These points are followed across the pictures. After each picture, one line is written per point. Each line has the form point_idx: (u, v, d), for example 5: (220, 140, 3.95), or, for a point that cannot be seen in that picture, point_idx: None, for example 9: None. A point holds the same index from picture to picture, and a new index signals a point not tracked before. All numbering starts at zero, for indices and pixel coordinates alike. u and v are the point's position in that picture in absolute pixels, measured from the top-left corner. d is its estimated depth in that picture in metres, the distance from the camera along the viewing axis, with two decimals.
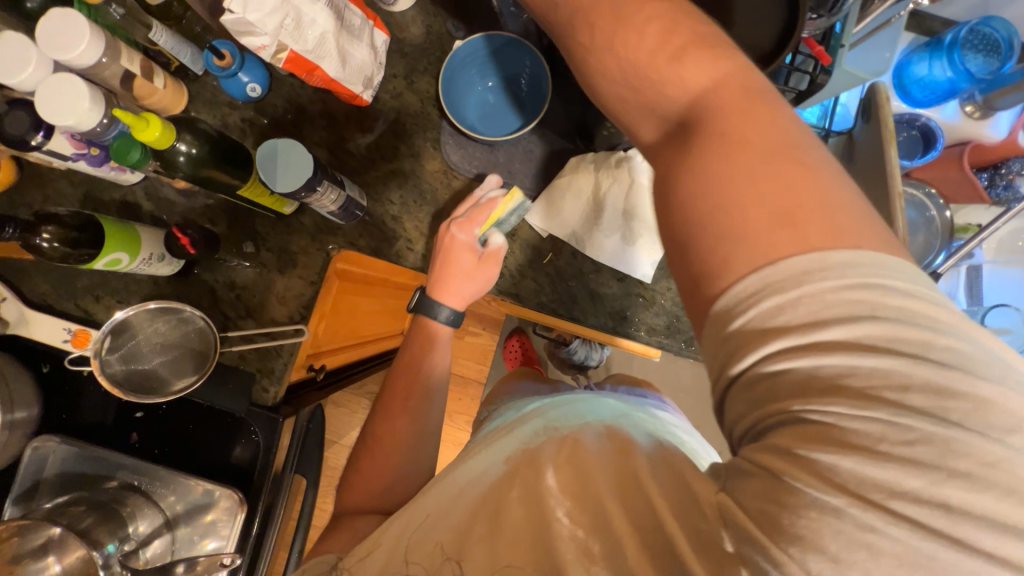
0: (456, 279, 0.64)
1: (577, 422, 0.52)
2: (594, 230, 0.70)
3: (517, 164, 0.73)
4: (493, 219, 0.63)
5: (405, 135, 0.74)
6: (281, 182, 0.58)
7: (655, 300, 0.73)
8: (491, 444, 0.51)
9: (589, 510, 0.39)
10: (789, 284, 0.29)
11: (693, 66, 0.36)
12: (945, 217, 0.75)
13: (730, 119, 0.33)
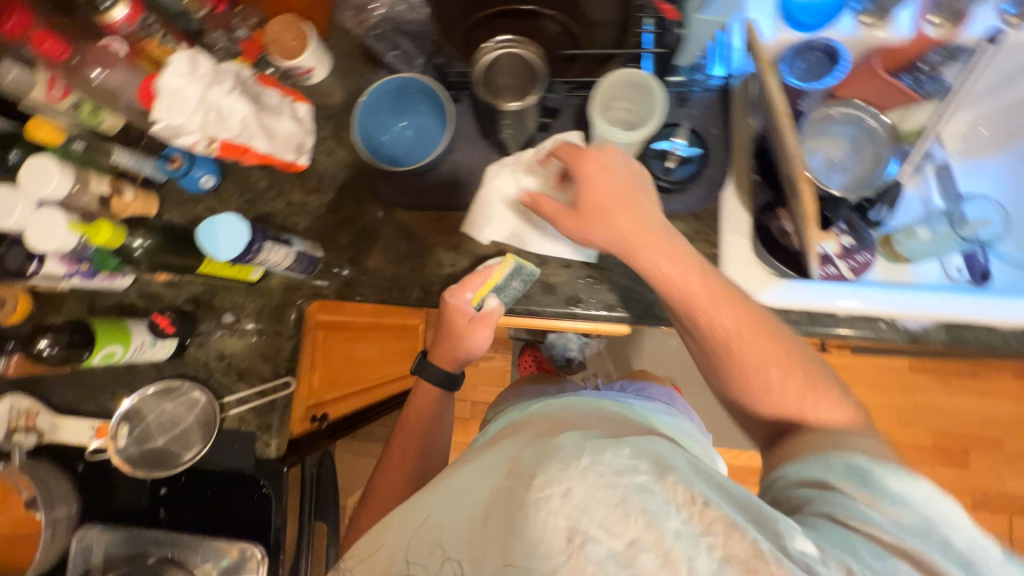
0: (452, 339, 0.73)
1: (612, 420, 0.53)
2: (531, 226, 0.73)
3: (446, 183, 0.76)
4: (487, 285, 0.69)
5: (345, 185, 0.81)
6: (223, 250, 0.64)
7: (606, 279, 0.74)
8: (500, 443, 0.53)
9: (624, 515, 0.37)
10: (914, 486, 0.40)
11: (815, 402, 0.53)
12: (886, 124, 0.79)
13: (818, 406, 0.52)
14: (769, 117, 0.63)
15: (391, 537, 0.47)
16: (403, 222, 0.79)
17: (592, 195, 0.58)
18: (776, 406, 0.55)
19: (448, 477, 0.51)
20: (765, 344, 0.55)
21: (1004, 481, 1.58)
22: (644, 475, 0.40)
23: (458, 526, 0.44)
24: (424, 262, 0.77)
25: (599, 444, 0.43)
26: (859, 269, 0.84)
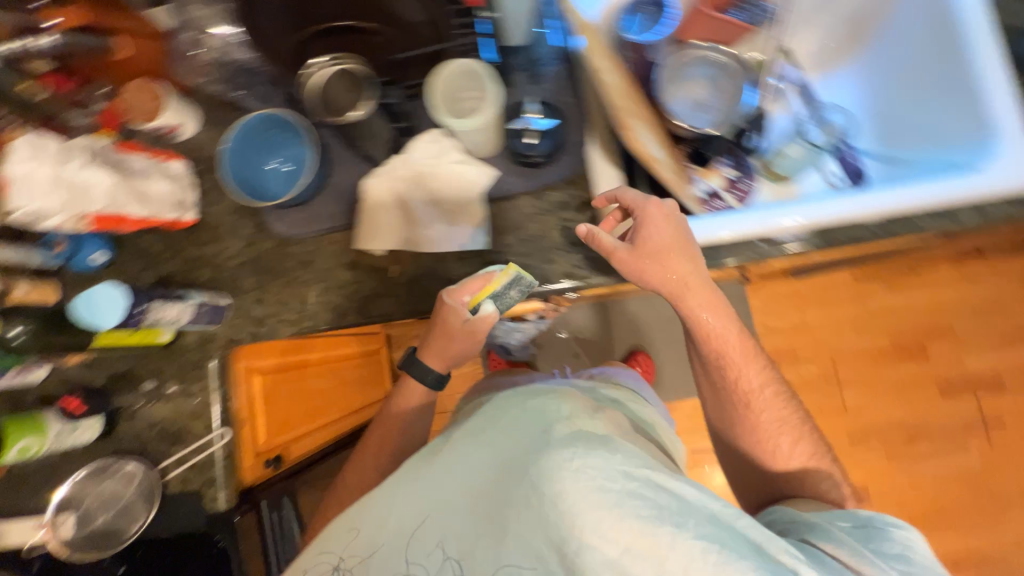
0: (445, 342, 0.75)
1: (600, 421, 0.64)
2: (417, 227, 0.76)
3: (332, 206, 0.79)
4: (484, 291, 0.71)
5: (238, 230, 0.82)
6: (108, 319, 0.68)
7: (502, 260, 0.76)
8: (482, 436, 0.64)
9: (616, 540, 0.50)
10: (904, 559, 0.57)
11: (801, 453, 0.76)
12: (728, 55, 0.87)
13: (800, 454, 0.76)
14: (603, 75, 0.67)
15: (386, 533, 0.59)
16: (300, 251, 0.80)
17: (657, 239, 0.67)
18: (777, 447, 0.77)
19: (434, 465, 0.63)
20: (774, 408, 0.76)
21: (965, 362, 1.65)
22: (628, 489, 0.52)
23: (459, 520, 0.57)
24: (329, 285, 0.79)
25: (600, 465, 0.54)
26: (744, 196, 0.89)
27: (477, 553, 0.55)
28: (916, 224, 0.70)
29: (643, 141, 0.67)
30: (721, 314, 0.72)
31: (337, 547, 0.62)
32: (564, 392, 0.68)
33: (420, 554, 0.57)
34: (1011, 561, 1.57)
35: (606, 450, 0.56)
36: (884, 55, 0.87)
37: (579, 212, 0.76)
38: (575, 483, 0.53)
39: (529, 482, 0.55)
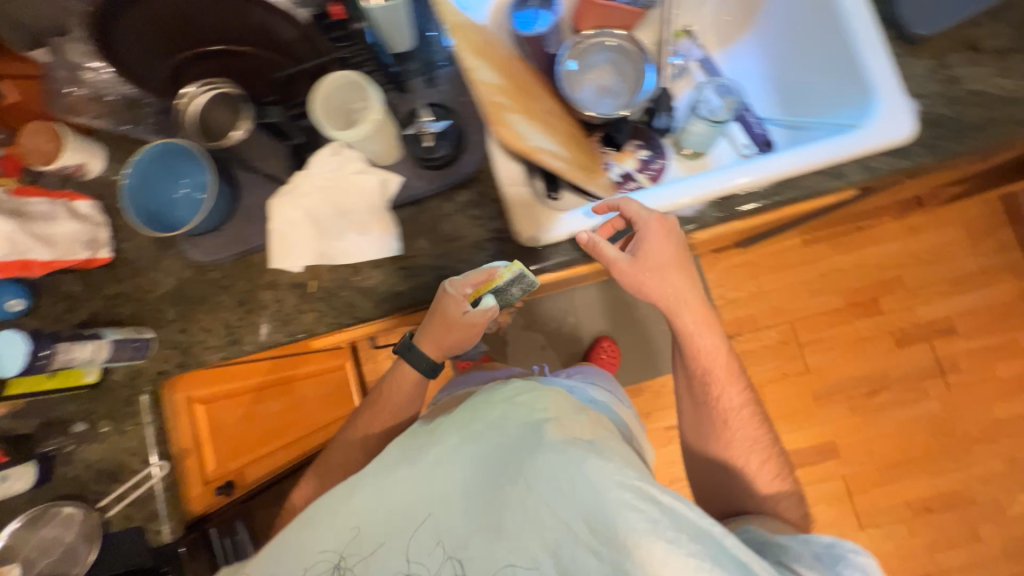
0: (444, 333, 0.75)
1: (588, 421, 0.70)
2: (328, 240, 0.76)
3: (245, 229, 0.79)
4: (487, 286, 0.71)
5: (156, 262, 0.82)
6: (8, 367, 0.68)
7: (416, 264, 0.77)
8: (479, 436, 0.67)
9: (605, 547, 0.57)
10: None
11: (768, 477, 0.83)
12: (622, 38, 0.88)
13: (764, 476, 0.83)
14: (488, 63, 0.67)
15: (384, 532, 0.63)
16: (219, 277, 0.80)
17: (657, 255, 0.72)
18: (742, 463, 0.84)
19: (421, 459, 0.66)
20: (745, 427, 0.84)
21: (917, 312, 1.69)
22: (620, 499, 0.58)
23: (456, 519, 0.62)
24: (250, 308, 0.79)
25: (594, 475, 0.59)
26: (658, 175, 0.92)
27: (474, 550, 0.60)
28: (807, 187, 0.73)
29: (525, 134, 0.64)
30: (708, 335, 0.82)
31: (334, 545, 0.63)
32: (549, 389, 0.72)
33: (418, 551, 0.61)
34: (979, 500, 1.62)
35: (596, 455, 0.62)
36: (775, 26, 0.88)
37: (486, 209, 0.77)
38: (574, 493, 0.59)
39: (525, 486, 0.61)
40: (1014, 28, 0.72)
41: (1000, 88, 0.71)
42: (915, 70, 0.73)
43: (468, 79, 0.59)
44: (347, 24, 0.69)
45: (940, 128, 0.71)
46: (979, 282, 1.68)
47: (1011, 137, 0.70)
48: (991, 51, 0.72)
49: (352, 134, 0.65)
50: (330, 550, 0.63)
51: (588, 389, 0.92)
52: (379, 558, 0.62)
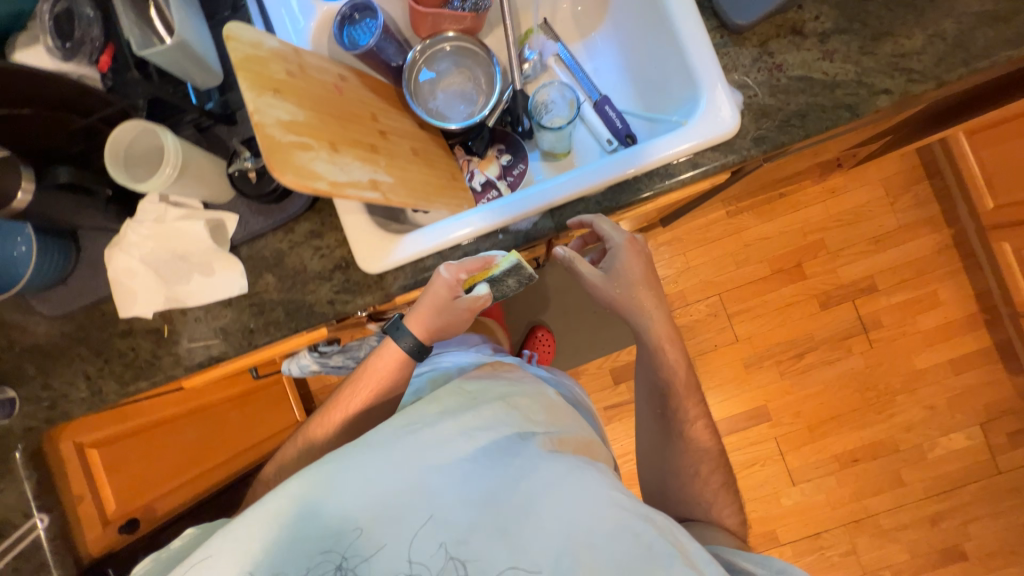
0: (433, 318, 0.74)
1: (578, 437, 0.72)
2: (174, 286, 0.75)
3: (90, 279, 0.78)
4: (483, 273, 0.72)
5: (9, 320, 0.80)
6: None
7: (266, 300, 0.77)
8: (484, 430, 0.63)
9: (611, 564, 0.53)
10: None
11: (717, 486, 0.81)
12: (469, 40, 0.86)
13: (711, 486, 0.80)
14: (287, 93, 0.64)
15: (383, 527, 0.55)
16: (73, 328, 0.80)
17: (627, 273, 0.76)
18: (695, 478, 0.81)
19: (425, 442, 0.60)
20: (701, 442, 0.82)
21: (840, 273, 1.72)
22: (628, 514, 0.56)
23: (458, 514, 0.56)
24: (109, 357, 0.79)
25: (600, 484, 0.59)
26: (518, 181, 0.91)
27: (477, 551, 0.54)
28: (637, 189, 0.73)
29: (324, 169, 0.61)
30: (675, 349, 0.81)
31: (332, 542, 0.55)
32: (545, 405, 0.73)
33: (415, 550, 0.54)
34: (903, 447, 1.69)
35: (596, 469, 0.62)
36: (624, 16, 0.86)
37: (328, 238, 0.76)
38: (583, 504, 0.56)
39: (526, 491, 0.58)
40: (837, 7, 0.71)
41: (823, 73, 0.70)
42: (739, 61, 0.72)
43: (256, 118, 0.57)
44: (119, 71, 0.62)
45: (766, 119, 0.71)
46: (899, 238, 1.69)
47: (835, 122, 0.70)
48: (814, 34, 0.71)
49: (159, 181, 0.64)
50: (320, 545, 0.55)
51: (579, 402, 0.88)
52: (374, 555, 0.55)
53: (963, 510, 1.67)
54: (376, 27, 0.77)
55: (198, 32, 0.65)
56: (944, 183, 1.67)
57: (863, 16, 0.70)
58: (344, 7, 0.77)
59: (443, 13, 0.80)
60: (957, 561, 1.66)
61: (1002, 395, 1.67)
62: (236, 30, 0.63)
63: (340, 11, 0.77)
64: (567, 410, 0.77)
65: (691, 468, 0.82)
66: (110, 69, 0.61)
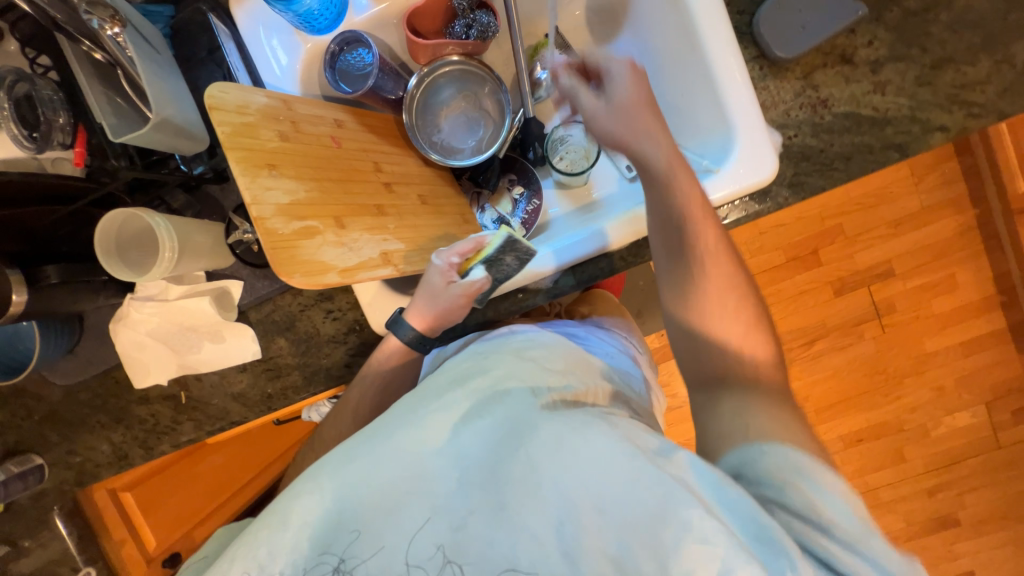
0: (430, 308, 0.65)
1: (604, 390, 0.58)
2: (186, 355, 0.72)
3: (100, 348, 0.75)
4: (476, 254, 0.63)
5: (22, 390, 0.78)
6: None
7: (281, 364, 0.75)
8: (487, 395, 0.52)
9: (623, 533, 0.40)
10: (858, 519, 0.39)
11: (760, 364, 0.52)
12: (473, 62, 0.78)
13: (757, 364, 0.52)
14: (282, 167, 0.58)
15: (382, 519, 0.44)
16: (90, 396, 0.78)
17: (629, 100, 0.57)
18: (723, 337, 0.53)
19: (426, 417, 0.50)
20: (729, 283, 0.54)
21: (856, 258, 1.66)
22: (644, 463, 0.42)
23: (458, 493, 0.45)
24: (129, 423, 0.78)
25: (613, 435, 0.45)
26: (534, 219, 0.84)
27: (478, 540, 0.43)
28: None
29: (334, 254, 0.57)
30: (679, 171, 0.55)
31: (328, 538, 0.45)
32: (565, 358, 0.60)
33: (414, 546, 0.43)
34: (907, 427, 1.74)
35: (611, 421, 0.48)
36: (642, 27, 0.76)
37: (339, 300, 0.73)
38: (591, 465, 0.43)
39: (529, 459, 0.45)
40: (894, 29, 0.62)
41: (873, 108, 0.63)
42: (780, 96, 0.64)
43: (255, 211, 0.52)
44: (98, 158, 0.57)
45: (807, 162, 0.65)
46: (921, 221, 1.62)
47: (882, 164, 0.64)
48: (866, 63, 0.63)
49: (160, 267, 0.59)
50: (320, 543, 0.45)
51: (608, 339, 0.75)
52: (374, 554, 0.43)
53: (961, 482, 1.74)
54: (372, 61, 0.69)
55: (174, 96, 0.58)
56: (974, 160, 1.57)
57: (924, 38, 0.62)
58: (333, 42, 0.68)
59: (447, 42, 0.73)
60: (950, 528, 1.75)
61: (1009, 375, 1.69)
62: (218, 95, 0.56)
63: (330, 48, 0.68)
64: (593, 358, 0.64)
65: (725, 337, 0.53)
66: (87, 157, 0.56)
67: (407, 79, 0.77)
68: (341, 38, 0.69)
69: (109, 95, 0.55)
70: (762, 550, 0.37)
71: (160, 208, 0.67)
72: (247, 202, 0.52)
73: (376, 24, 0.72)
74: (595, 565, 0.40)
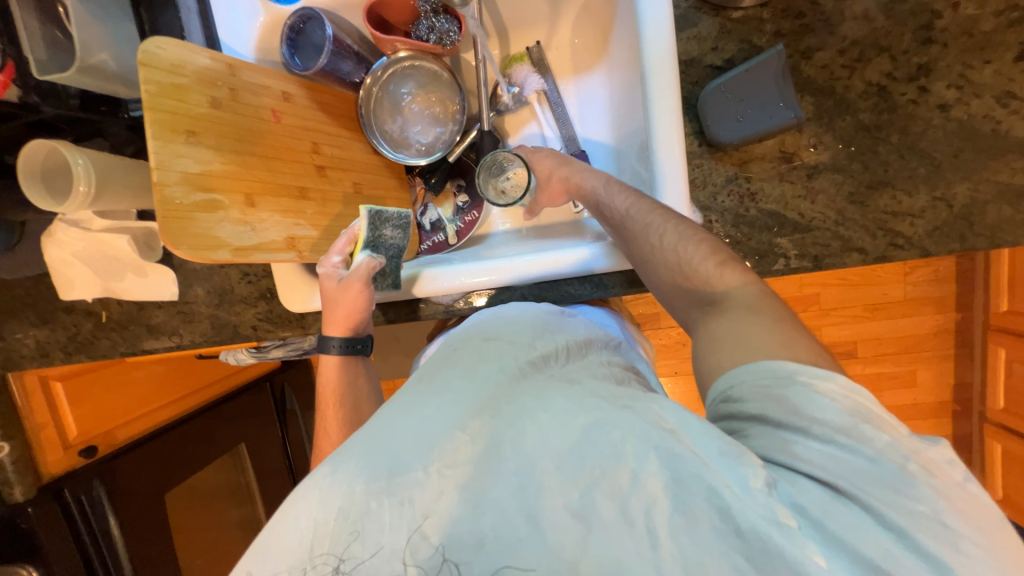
0: (338, 314, 0.71)
1: (575, 338, 0.61)
2: (104, 281, 0.76)
3: (35, 255, 0.80)
4: (355, 244, 0.69)
5: None
6: None
7: (194, 310, 0.79)
8: (450, 374, 0.53)
9: (597, 492, 0.41)
10: (846, 399, 0.40)
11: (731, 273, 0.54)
12: (440, 65, 0.77)
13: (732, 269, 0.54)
14: (202, 134, 0.58)
15: (371, 522, 0.42)
16: (23, 294, 0.83)
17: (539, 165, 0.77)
18: (668, 244, 0.57)
19: (398, 409, 0.50)
20: (656, 213, 0.60)
21: (823, 332, 1.60)
22: (599, 416, 0.44)
23: (436, 454, 0.44)
24: (53, 327, 0.84)
25: (574, 399, 0.47)
26: (469, 229, 0.85)
27: (462, 517, 0.42)
28: (565, 291, 0.74)
29: (234, 233, 0.60)
30: (591, 173, 0.71)
31: (321, 545, 0.42)
32: (541, 326, 0.62)
33: (403, 542, 0.41)
34: None
35: (574, 385, 0.49)
36: (616, 68, 0.75)
37: (256, 266, 0.77)
38: (551, 431, 0.44)
39: (505, 423, 0.46)
40: (842, 139, 0.60)
41: (799, 214, 0.62)
42: (712, 177, 0.63)
43: (156, 177, 0.54)
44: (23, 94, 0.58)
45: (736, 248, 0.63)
46: (899, 311, 1.56)
47: (791, 271, 0.63)
48: (805, 166, 0.61)
49: (75, 200, 0.62)
50: (319, 543, 0.43)
51: (592, 309, 0.78)
52: (371, 556, 0.41)
53: None
54: (325, 44, 0.69)
55: (114, 43, 0.60)
56: (971, 264, 1.52)
57: (867, 156, 0.60)
58: (290, 17, 0.70)
59: (397, 39, 0.72)
60: None
61: None
62: (144, 53, 0.54)
63: (288, 23, 0.70)
64: (563, 318, 0.65)
65: (707, 244, 0.56)
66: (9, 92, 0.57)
67: (367, 66, 0.77)
68: (297, 16, 0.70)
69: (47, 27, 0.58)
70: (729, 466, 0.39)
71: (99, 141, 0.70)
72: (151, 164, 0.54)
73: (341, 6, 0.73)
74: (558, 523, 0.41)
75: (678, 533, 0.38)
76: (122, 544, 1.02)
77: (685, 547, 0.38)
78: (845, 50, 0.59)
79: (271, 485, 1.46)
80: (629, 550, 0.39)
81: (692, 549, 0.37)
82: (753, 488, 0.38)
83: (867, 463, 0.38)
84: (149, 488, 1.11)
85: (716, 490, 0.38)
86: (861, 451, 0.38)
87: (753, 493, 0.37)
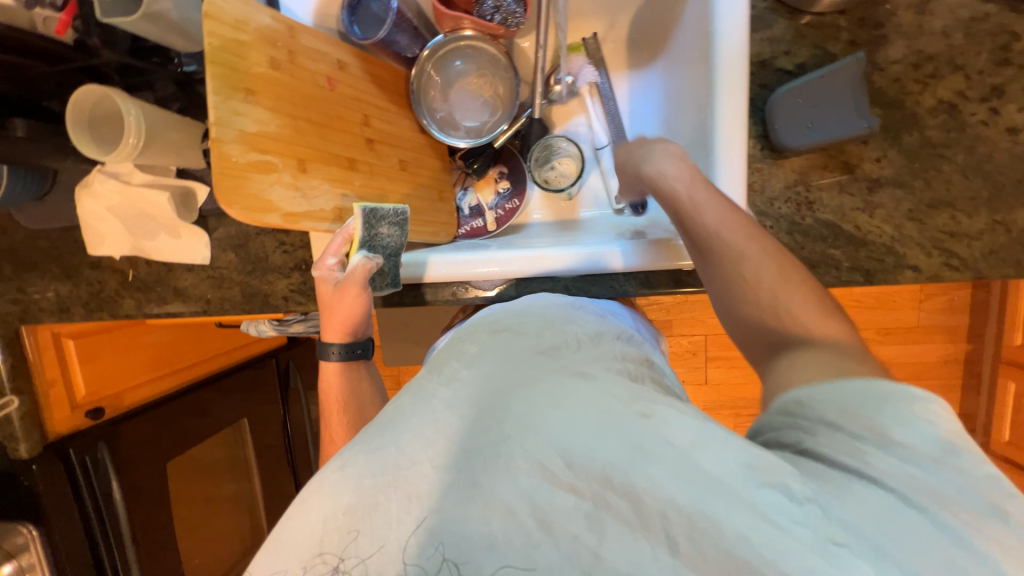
0: (335, 320, 0.69)
1: (585, 331, 0.59)
2: (136, 238, 0.74)
3: (67, 206, 0.78)
4: (352, 244, 0.65)
5: None
6: None
7: (224, 276, 0.78)
8: (471, 363, 0.53)
9: (614, 495, 0.38)
10: (944, 425, 0.37)
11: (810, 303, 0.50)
12: (498, 47, 0.77)
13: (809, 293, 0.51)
14: (262, 93, 0.57)
15: (369, 518, 0.40)
16: (49, 246, 0.81)
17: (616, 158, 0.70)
18: (751, 263, 0.53)
19: (411, 411, 0.47)
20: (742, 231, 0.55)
21: None
22: (610, 415, 0.43)
23: (466, 441, 0.43)
24: (77, 283, 0.82)
25: (585, 395, 0.45)
26: (507, 217, 0.85)
27: (488, 506, 0.39)
28: (608, 285, 0.73)
29: (285, 198, 0.59)
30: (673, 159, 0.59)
31: (319, 543, 0.40)
32: (550, 317, 0.60)
33: (405, 538, 0.39)
34: None
35: (587, 379, 0.47)
36: (672, 64, 0.74)
37: (294, 236, 0.76)
38: (562, 429, 0.42)
39: (516, 415, 0.44)
40: (907, 154, 0.60)
41: (855, 226, 0.61)
42: (771, 183, 0.63)
43: (215, 132, 0.52)
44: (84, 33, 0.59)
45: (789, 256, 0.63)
46: (912, 337, 1.57)
47: (844, 284, 0.62)
48: (866, 178, 0.61)
49: (123, 150, 0.61)
50: (315, 542, 0.40)
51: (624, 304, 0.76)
52: (371, 555, 0.39)
53: None
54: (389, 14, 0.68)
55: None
56: (986, 296, 1.54)
57: (930, 173, 0.60)
58: None
59: (464, 16, 0.71)
60: None
61: None
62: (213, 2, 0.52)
63: None
64: (577, 309, 0.64)
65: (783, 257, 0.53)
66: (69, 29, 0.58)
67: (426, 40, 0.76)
68: None
69: None
70: (757, 476, 0.37)
71: (146, 93, 0.68)
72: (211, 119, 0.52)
73: None
74: (574, 521, 0.38)
75: (698, 542, 0.36)
76: (124, 512, 1.00)
77: (708, 556, 0.35)
78: (920, 64, 0.58)
79: (270, 463, 1.44)
80: (646, 552, 0.36)
81: (716, 561, 0.35)
82: (791, 504, 0.36)
83: (949, 487, 0.35)
84: (152, 456, 1.08)
85: (744, 499, 0.36)
86: (945, 474, 0.35)
87: (797, 500, 0.36)
